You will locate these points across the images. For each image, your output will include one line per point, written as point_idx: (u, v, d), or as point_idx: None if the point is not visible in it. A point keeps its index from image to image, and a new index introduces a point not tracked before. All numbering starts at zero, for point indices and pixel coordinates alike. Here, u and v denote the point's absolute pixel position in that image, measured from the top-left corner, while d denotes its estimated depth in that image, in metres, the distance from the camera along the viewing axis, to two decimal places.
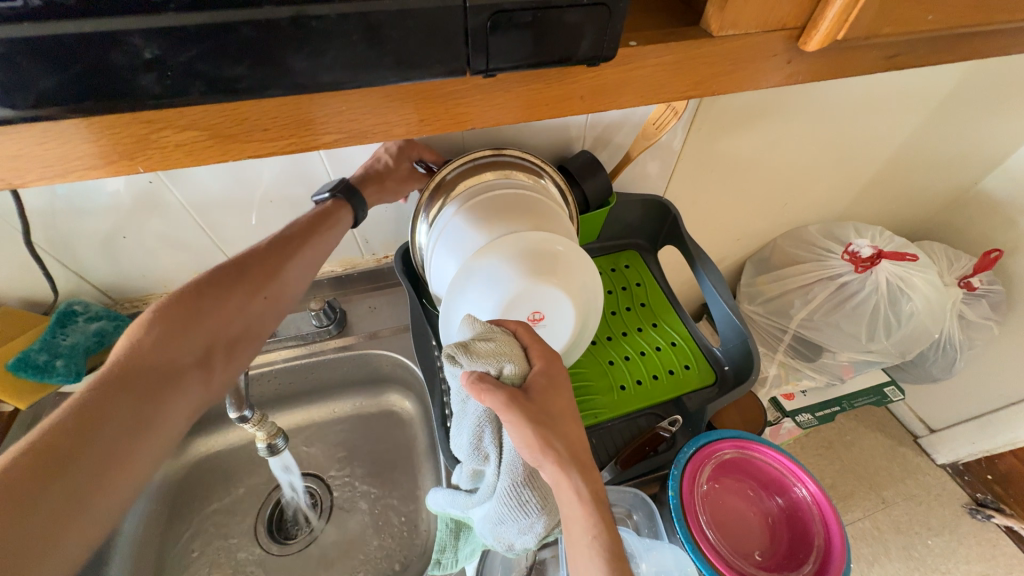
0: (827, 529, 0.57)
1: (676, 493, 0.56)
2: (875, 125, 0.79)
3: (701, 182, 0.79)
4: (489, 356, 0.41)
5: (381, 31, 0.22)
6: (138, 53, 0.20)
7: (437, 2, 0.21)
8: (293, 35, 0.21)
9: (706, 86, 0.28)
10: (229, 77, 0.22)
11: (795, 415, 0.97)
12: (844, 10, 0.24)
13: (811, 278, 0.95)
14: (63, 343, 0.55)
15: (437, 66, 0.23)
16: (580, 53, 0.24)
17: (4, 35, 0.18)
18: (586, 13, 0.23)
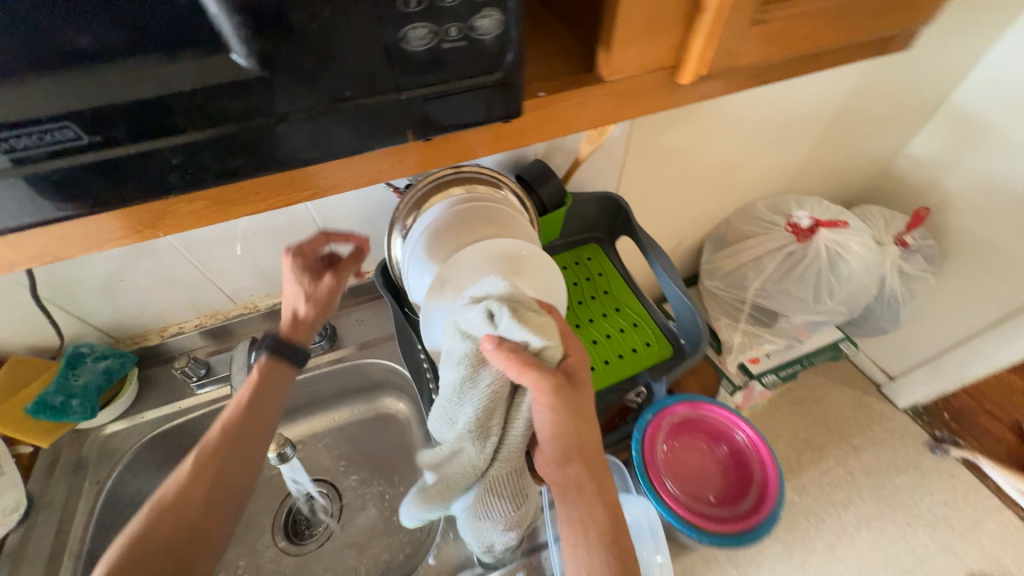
0: (765, 467, 0.66)
1: (639, 454, 0.65)
2: (802, 107, 0.87)
3: (651, 174, 0.86)
4: (534, 326, 0.44)
5: (343, 122, 0.26)
6: (167, 161, 0.25)
7: (380, 97, 0.25)
8: (276, 133, 0.26)
9: (610, 115, 0.35)
10: (230, 166, 0.26)
11: (761, 377, 1.08)
12: (701, 53, 0.31)
13: (761, 251, 1.03)
14: (75, 384, 0.60)
15: (387, 137, 0.28)
16: (495, 113, 0.28)
17: (72, 163, 0.24)
18: (489, 93, 0.27)
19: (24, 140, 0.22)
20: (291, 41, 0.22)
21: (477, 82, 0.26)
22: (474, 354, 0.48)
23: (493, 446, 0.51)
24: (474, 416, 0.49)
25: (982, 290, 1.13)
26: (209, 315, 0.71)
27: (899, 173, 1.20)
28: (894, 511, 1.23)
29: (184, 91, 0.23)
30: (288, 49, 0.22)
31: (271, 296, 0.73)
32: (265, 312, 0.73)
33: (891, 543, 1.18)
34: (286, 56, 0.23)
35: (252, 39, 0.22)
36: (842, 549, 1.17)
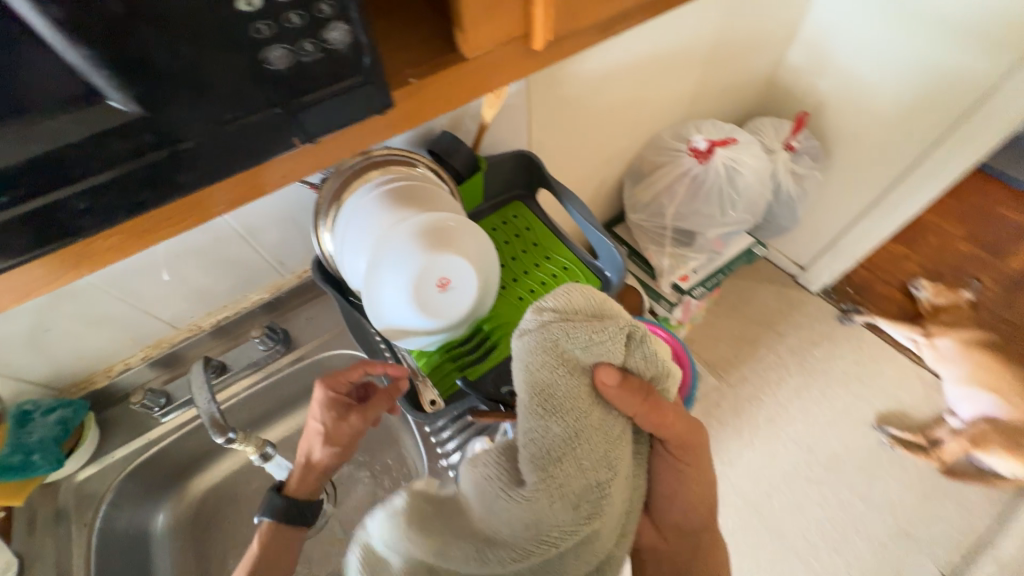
0: (678, 359, 0.77)
1: None
2: (682, 38, 0.94)
3: (558, 124, 0.91)
4: (648, 356, 0.49)
5: (234, 142, 0.29)
6: (75, 207, 0.27)
7: (261, 116, 0.29)
8: (174, 164, 0.28)
9: (482, 88, 0.39)
10: (138, 201, 0.29)
11: (691, 291, 1.21)
12: (543, 21, 0.36)
13: (671, 179, 1.13)
14: (30, 440, 0.59)
15: (279, 148, 0.31)
16: (371, 107, 0.32)
17: None
18: (357, 92, 0.31)
19: None
20: (162, 81, 0.25)
21: (343, 86, 0.30)
22: (585, 390, 0.47)
23: (600, 501, 0.46)
24: (587, 451, 0.46)
25: (860, 176, 1.27)
26: (153, 346, 0.71)
27: (784, 83, 1.32)
28: (817, 378, 1.45)
29: (74, 141, 0.25)
30: (161, 87, 0.25)
31: (213, 314, 0.73)
32: (212, 331, 0.74)
33: (817, 404, 1.41)
34: (161, 93, 0.25)
35: (124, 85, 0.24)
36: (779, 419, 1.39)
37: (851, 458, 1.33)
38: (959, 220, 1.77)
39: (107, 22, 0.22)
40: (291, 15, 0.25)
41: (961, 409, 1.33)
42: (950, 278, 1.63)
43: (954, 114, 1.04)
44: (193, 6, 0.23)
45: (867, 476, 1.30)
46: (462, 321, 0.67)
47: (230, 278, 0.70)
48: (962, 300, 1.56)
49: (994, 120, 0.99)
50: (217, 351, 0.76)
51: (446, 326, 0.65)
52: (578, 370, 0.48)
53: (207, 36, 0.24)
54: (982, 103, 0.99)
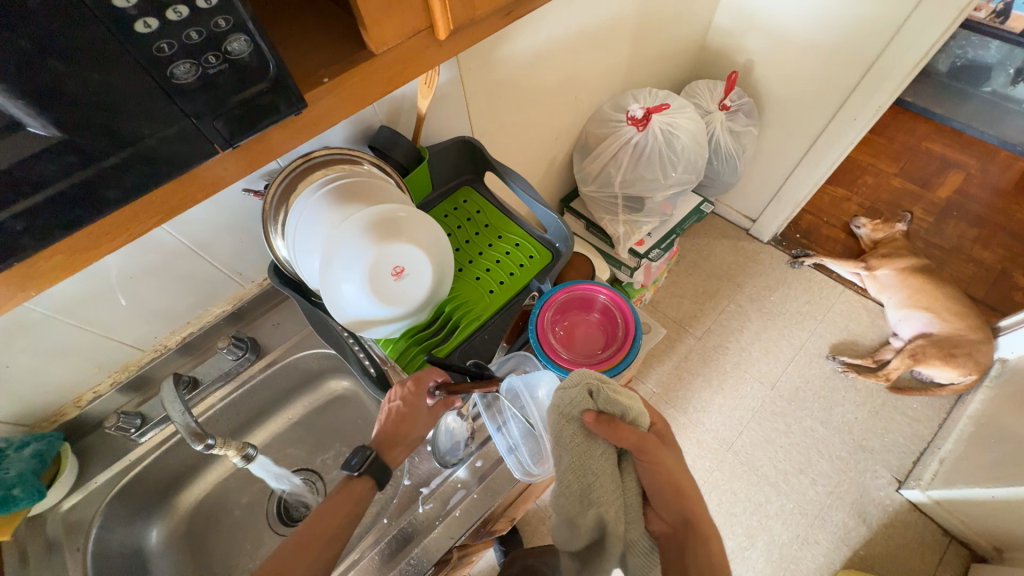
0: (623, 313, 0.82)
1: (535, 338, 0.77)
2: (608, 11, 0.97)
3: (498, 107, 0.94)
4: (618, 400, 0.57)
5: (155, 154, 0.31)
6: (12, 232, 0.28)
7: (177, 126, 0.31)
8: (101, 180, 0.30)
9: (395, 78, 0.42)
10: (72, 217, 0.30)
11: (647, 254, 1.27)
12: (442, 13, 0.39)
13: (615, 149, 1.17)
14: (8, 475, 0.60)
15: (200, 155, 0.33)
16: (284, 108, 0.35)
17: None
18: (268, 97, 0.33)
19: None
20: (77, 103, 0.26)
21: (252, 93, 0.32)
22: (578, 438, 0.56)
23: (601, 522, 0.53)
24: (581, 481, 0.54)
25: (792, 127, 1.35)
26: (121, 371, 0.72)
27: (715, 46, 1.37)
28: (774, 321, 1.55)
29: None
30: (75, 110, 0.26)
31: (178, 332, 0.74)
32: (178, 348, 0.75)
33: (776, 345, 1.51)
34: (76, 114, 0.27)
35: (41, 111, 0.25)
36: (744, 363, 1.48)
37: (811, 389, 1.44)
38: (890, 159, 1.88)
39: (16, 56, 0.23)
40: (190, 32, 0.27)
41: (902, 331, 1.44)
42: (887, 214, 1.74)
43: (867, 57, 1.12)
44: (94, 34, 0.25)
45: (825, 403, 1.41)
46: (423, 305, 0.70)
47: (189, 294, 0.71)
48: (900, 232, 1.60)
49: (902, 60, 1.07)
50: (187, 368, 0.77)
51: (408, 312, 0.69)
52: (571, 421, 0.56)
53: (114, 59, 0.26)
54: (890, 43, 1.06)
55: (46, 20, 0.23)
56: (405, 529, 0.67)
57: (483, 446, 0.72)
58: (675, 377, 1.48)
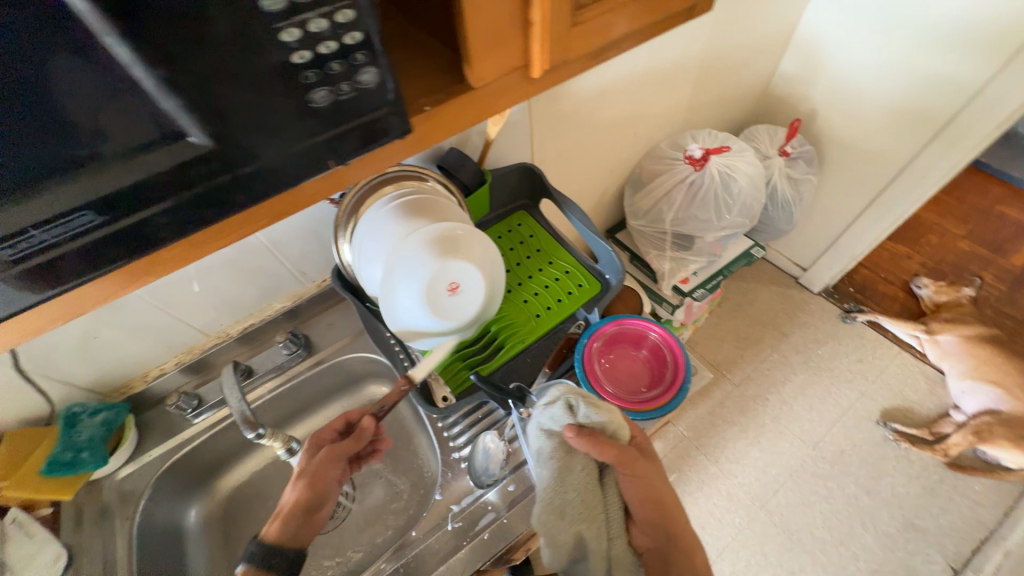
0: (674, 354, 0.80)
1: (580, 368, 0.77)
2: (676, 54, 0.99)
3: (559, 139, 0.97)
4: (600, 411, 0.57)
5: (281, 167, 0.34)
6: (158, 224, 0.32)
7: (306, 144, 0.34)
8: (235, 187, 0.33)
9: (486, 109, 0.44)
10: (203, 216, 0.34)
11: (692, 293, 1.26)
12: (539, 54, 0.41)
13: (668, 185, 1.17)
14: (80, 438, 0.66)
15: (317, 170, 0.36)
16: (392, 133, 0.37)
17: (94, 240, 0.30)
18: (384, 123, 0.36)
19: (54, 232, 0.29)
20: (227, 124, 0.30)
21: (371, 119, 0.35)
22: (559, 451, 0.56)
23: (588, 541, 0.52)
24: (562, 500, 0.54)
25: (854, 179, 1.31)
26: (186, 353, 0.77)
27: (778, 92, 1.37)
28: (820, 377, 1.47)
29: (157, 174, 0.30)
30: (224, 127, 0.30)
31: (241, 322, 0.79)
32: (238, 338, 0.79)
33: (821, 402, 1.43)
34: (223, 131, 0.30)
35: (197, 130, 0.29)
36: (784, 417, 1.41)
37: (858, 454, 1.34)
38: (958, 220, 1.79)
39: (193, 80, 0.27)
40: (331, 64, 0.30)
41: (965, 404, 1.34)
42: (953, 277, 1.63)
43: (941, 116, 1.08)
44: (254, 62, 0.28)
45: (872, 471, 1.32)
46: (472, 322, 0.71)
47: (256, 288, 0.76)
48: (966, 297, 1.53)
49: (980, 122, 1.03)
50: (243, 357, 0.82)
51: (458, 328, 0.70)
52: (553, 435, 0.57)
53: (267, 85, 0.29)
54: (968, 104, 1.03)
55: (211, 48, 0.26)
56: (423, 550, 0.67)
57: (515, 470, 0.71)
58: (708, 422, 1.42)
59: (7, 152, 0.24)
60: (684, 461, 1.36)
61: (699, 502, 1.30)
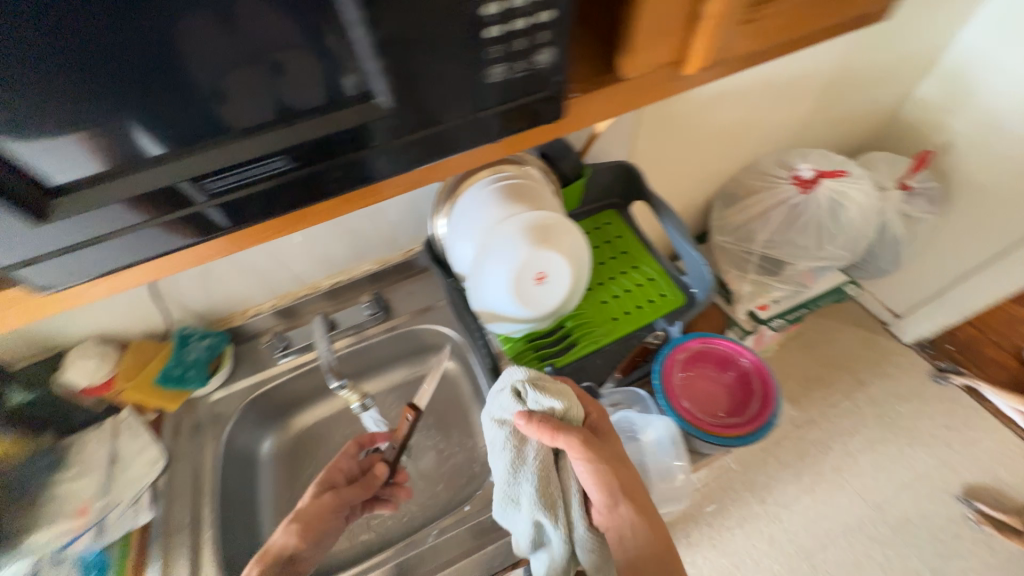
0: (764, 384, 0.76)
1: (660, 381, 0.74)
2: (804, 66, 0.92)
3: (660, 141, 0.93)
4: (553, 395, 0.58)
5: (445, 137, 0.37)
6: (333, 175, 0.36)
7: (473, 117, 0.35)
8: (402, 150, 0.36)
9: (630, 103, 0.43)
10: (368, 174, 0.37)
11: (769, 321, 1.12)
12: (701, 51, 0.39)
13: (766, 205, 1.10)
14: (189, 357, 0.75)
15: (473, 144, 0.38)
16: (547, 115, 0.38)
17: (283, 182, 0.35)
18: (545, 105, 0.37)
19: (257, 171, 0.34)
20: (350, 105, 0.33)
21: (536, 100, 0.36)
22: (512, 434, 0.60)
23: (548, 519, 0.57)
24: (517, 484, 0.58)
25: (982, 226, 1.16)
26: (282, 297, 0.83)
27: (907, 119, 1.23)
28: (897, 436, 1.33)
29: (331, 135, 0.34)
30: (337, 105, 0.33)
31: (332, 277, 0.85)
32: (326, 291, 0.85)
33: (894, 463, 1.30)
34: (341, 108, 0.33)
35: (309, 109, 0.33)
36: (848, 470, 1.30)
37: (928, 528, 1.21)
38: None
39: (399, 45, 0.30)
40: (516, 41, 0.32)
41: None
42: None
43: None
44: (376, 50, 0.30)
45: (942, 550, 1.19)
46: (551, 314, 0.72)
47: (351, 247, 0.81)
48: None
49: None
50: (327, 310, 0.87)
51: (537, 317, 0.71)
52: (506, 425, 0.60)
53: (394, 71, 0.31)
54: None
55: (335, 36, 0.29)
56: (476, 524, 0.69)
57: None
58: (760, 459, 1.34)
59: (147, 114, 0.29)
60: (727, 494, 1.29)
61: (737, 540, 1.24)
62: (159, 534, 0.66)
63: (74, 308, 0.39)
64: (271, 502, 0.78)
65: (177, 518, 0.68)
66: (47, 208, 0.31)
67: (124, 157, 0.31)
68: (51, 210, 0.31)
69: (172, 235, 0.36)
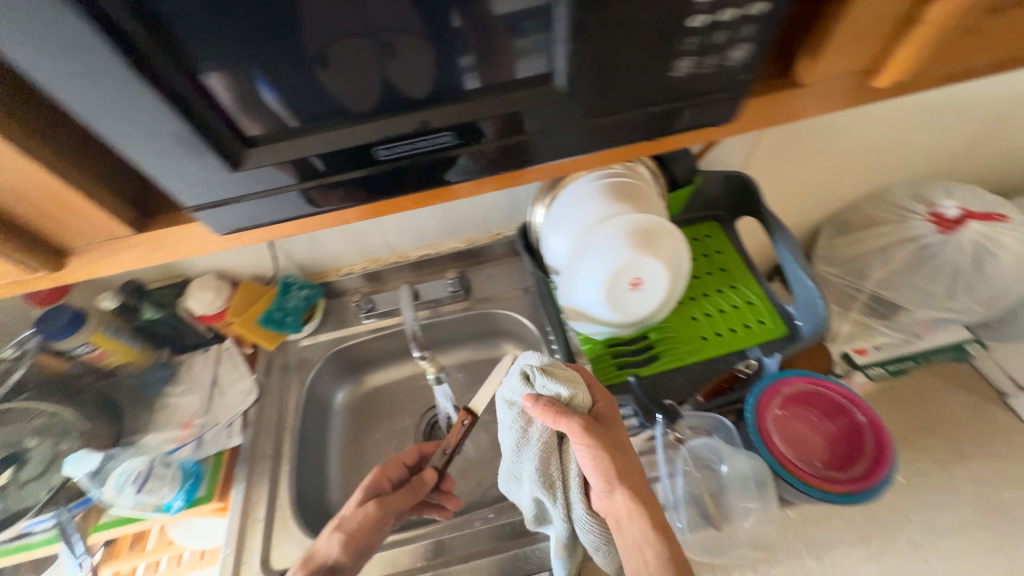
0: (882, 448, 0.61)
1: (752, 417, 0.62)
2: (972, 89, 0.80)
3: (780, 155, 0.86)
4: (561, 380, 0.55)
5: (608, 130, 0.38)
6: (492, 156, 0.38)
7: (639, 112, 0.36)
8: (564, 137, 0.38)
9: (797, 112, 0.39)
10: (519, 159, 0.39)
11: (867, 368, 0.93)
12: (904, 62, 0.34)
13: (890, 240, 0.98)
14: (289, 303, 0.81)
15: (628, 139, 0.39)
16: (715, 118, 0.38)
17: (447, 156, 0.37)
18: (711, 109, 0.37)
19: (425, 142, 0.36)
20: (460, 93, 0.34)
21: (705, 101, 0.36)
22: (520, 415, 0.58)
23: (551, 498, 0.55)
24: (518, 460, 0.57)
25: None
26: (373, 261, 0.88)
27: None
28: None
29: (505, 113, 0.35)
30: (439, 91, 0.34)
31: (421, 249, 0.88)
32: (412, 262, 0.88)
33: None
34: (444, 92, 0.34)
35: (410, 92, 0.34)
36: None
37: None
38: None
39: (604, 32, 0.30)
40: (716, 34, 0.32)
41: None
42: None
43: None
44: (489, 32, 0.31)
45: None
46: (636, 322, 0.70)
47: (445, 222, 0.84)
48: None
49: None
50: (411, 280, 0.89)
51: (623, 322, 0.69)
52: (513, 406, 0.58)
53: (508, 57, 0.33)
54: None
55: (444, 19, 0.30)
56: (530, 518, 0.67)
57: None
58: None
59: (278, 83, 0.32)
60: None
61: None
62: (245, 458, 0.73)
63: (203, 254, 0.40)
64: (337, 450, 0.83)
65: (261, 448, 0.74)
66: (242, 157, 0.34)
67: (274, 126, 0.34)
68: (245, 162, 0.35)
69: (317, 199, 0.38)
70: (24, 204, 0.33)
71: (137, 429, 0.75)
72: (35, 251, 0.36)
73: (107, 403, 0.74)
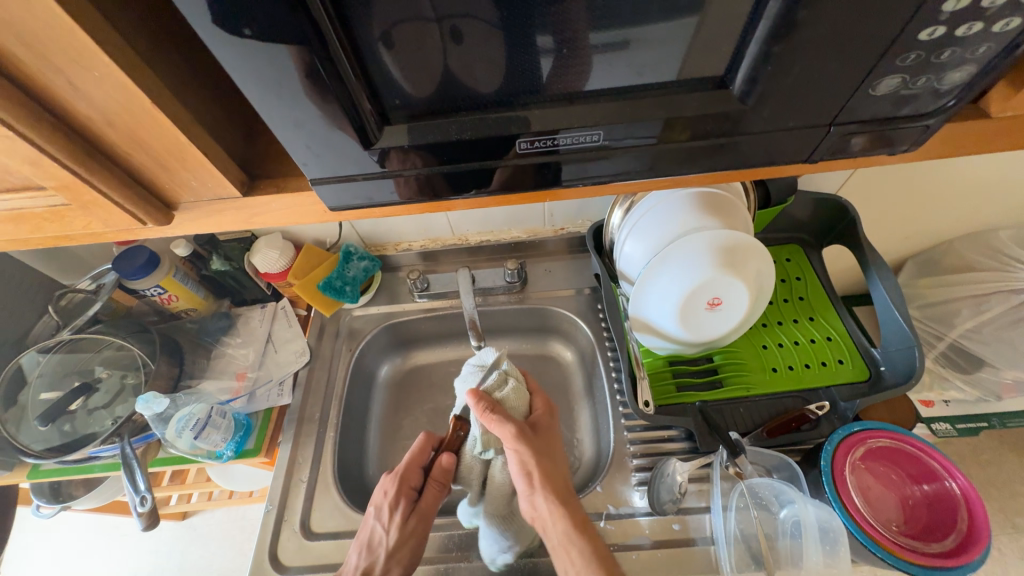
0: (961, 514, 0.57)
1: (828, 463, 0.57)
2: None
3: (885, 183, 0.78)
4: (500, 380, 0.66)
5: (753, 151, 0.35)
6: (613, 161, 0.35)
7: (795, 131, 0.33)
8: (699, 150, 0.35)
9: (980, 144, 0.37)
10: (636, 166, 0.36)
11: (931, 422, 0.85)
12: None
13: (987, 288, 0.88)
14: (349, 273, 0.80)
15: (767, 160, 0.36)
16: (894, 145, 0.35)
17: (573, 158, 0.35)
18: (868, 136, 0.34)
19: (545, 141, 0.33)
20: (543, 86, 0.31)
21: (864, 128, 0.33)
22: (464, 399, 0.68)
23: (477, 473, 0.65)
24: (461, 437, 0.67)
25: None
26: (432, 241, 0.86)
27: None
28: None
29: (643, 117, 0.32)
30: (513, 85, 0.31)
31: (481, 234, 0.86)
32: (471, 247, 0.86)
33: None
34: (521, 87, 0.31)
35: (474, 84, 0.31)
36: None
37: None
38: None
39: (810, 43, 0.28)
40: (941, 52, 0.28)
41: None
42: None
43: None
44: (575, 26, 0.28)
45: None
46: (703, 343, 0.66)
47: (511, 212, 0.81)
48: None
49: None
50: (467, 264, 0.88)
51: (691, 341, 0.65)
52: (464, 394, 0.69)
53: (591, 55, 0.29)
54: None
55: (523, 8, 0.26)
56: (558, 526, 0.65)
57: (687, 510, 0.62)
58: None
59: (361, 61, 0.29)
60: None
61: None
62: (293, 417, 0.75)
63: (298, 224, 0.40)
64: (376, 421, 0.84)
65: (310, 410, 0.75)
66: (371, 137, 0.33)
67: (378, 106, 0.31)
68: (376, 139, 0.33)
69: (404, 190, 0.36)
70: (146, 156, 0.34)
71: (195, 374, 0.76)
72: (146, 203, 0.36)
73: (170, 345, 0.74)
